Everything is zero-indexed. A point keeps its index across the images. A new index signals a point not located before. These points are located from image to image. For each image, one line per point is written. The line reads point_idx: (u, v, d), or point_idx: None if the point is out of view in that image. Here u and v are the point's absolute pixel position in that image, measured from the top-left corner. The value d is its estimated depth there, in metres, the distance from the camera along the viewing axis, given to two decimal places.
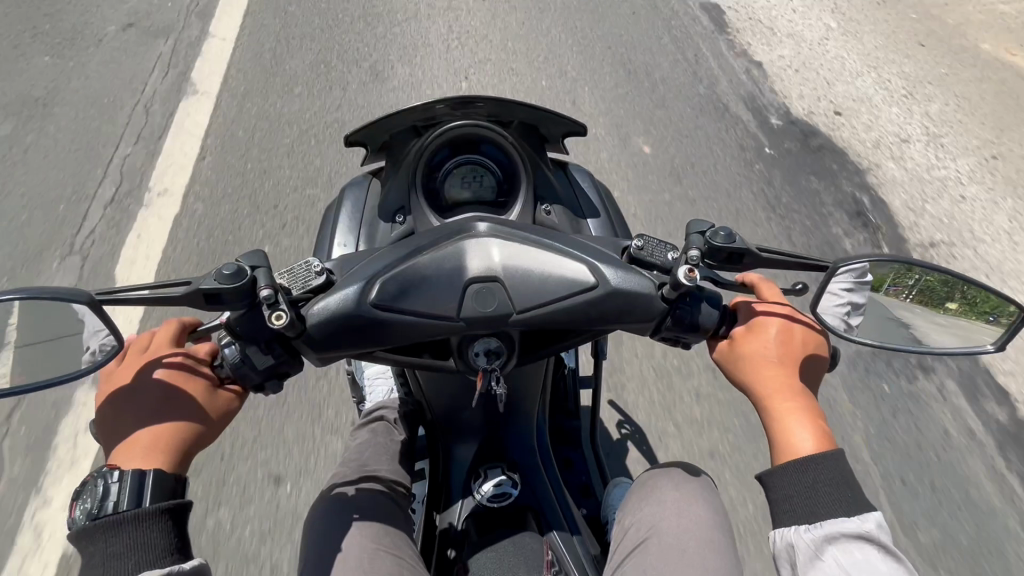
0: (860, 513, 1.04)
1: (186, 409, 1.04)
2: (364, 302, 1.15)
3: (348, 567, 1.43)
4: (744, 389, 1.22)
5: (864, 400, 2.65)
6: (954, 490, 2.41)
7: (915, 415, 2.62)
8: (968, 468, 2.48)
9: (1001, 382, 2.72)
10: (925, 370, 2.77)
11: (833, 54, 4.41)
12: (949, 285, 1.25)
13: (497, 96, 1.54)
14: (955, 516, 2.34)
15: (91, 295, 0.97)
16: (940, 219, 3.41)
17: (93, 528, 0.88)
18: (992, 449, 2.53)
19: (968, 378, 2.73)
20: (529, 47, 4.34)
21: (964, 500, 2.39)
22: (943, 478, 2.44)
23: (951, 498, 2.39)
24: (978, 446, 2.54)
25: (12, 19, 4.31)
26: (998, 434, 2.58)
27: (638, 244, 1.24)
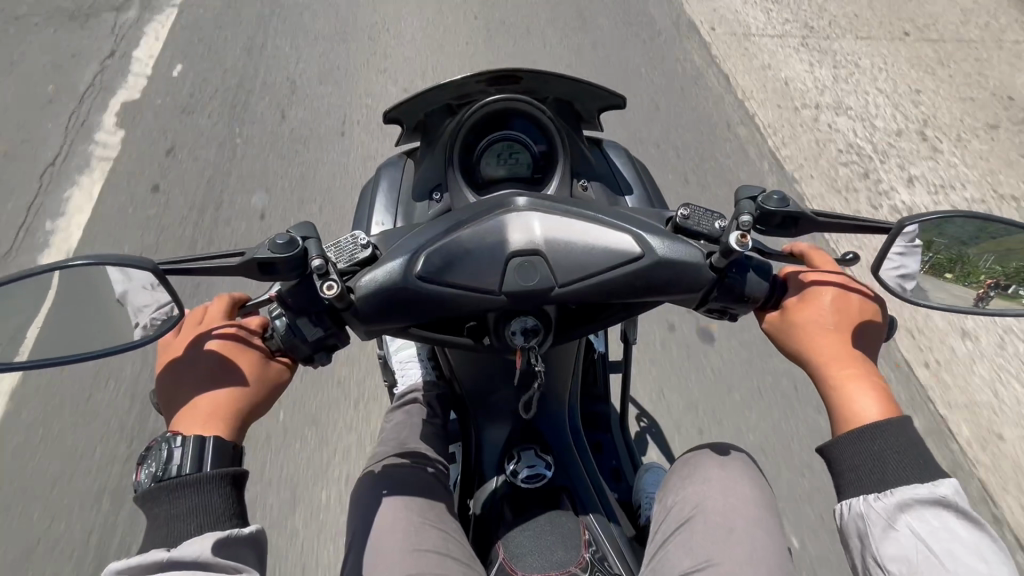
0: (931, 480, 1.01)
1: (239, 380, 1.06)
2: (410, 274, 1.15)
3: (390, 539, 1.44)
4: (796, 361, 1.19)
5: (894, 386, 2.65)
6: (982, 474, 2.42)
7: (944, 401, 2.62)
8: (997, 454, 2.48)
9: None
10: (952, 356, 2.75)
11: (864, 29, 4.28)
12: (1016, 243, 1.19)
13: (533, 71, 1.53)
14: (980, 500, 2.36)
15: (155, 264, 0.99)
16: (973, 201, 3.33)
17: (158, 489, 0.90)
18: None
19: (999, 364, 2.71)
20: (550, 24, 4.25)
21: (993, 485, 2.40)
22: (969, 463, 2.46)
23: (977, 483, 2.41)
24: (1007, 432, 2.53)
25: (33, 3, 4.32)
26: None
27: (684, 213, 1.21)
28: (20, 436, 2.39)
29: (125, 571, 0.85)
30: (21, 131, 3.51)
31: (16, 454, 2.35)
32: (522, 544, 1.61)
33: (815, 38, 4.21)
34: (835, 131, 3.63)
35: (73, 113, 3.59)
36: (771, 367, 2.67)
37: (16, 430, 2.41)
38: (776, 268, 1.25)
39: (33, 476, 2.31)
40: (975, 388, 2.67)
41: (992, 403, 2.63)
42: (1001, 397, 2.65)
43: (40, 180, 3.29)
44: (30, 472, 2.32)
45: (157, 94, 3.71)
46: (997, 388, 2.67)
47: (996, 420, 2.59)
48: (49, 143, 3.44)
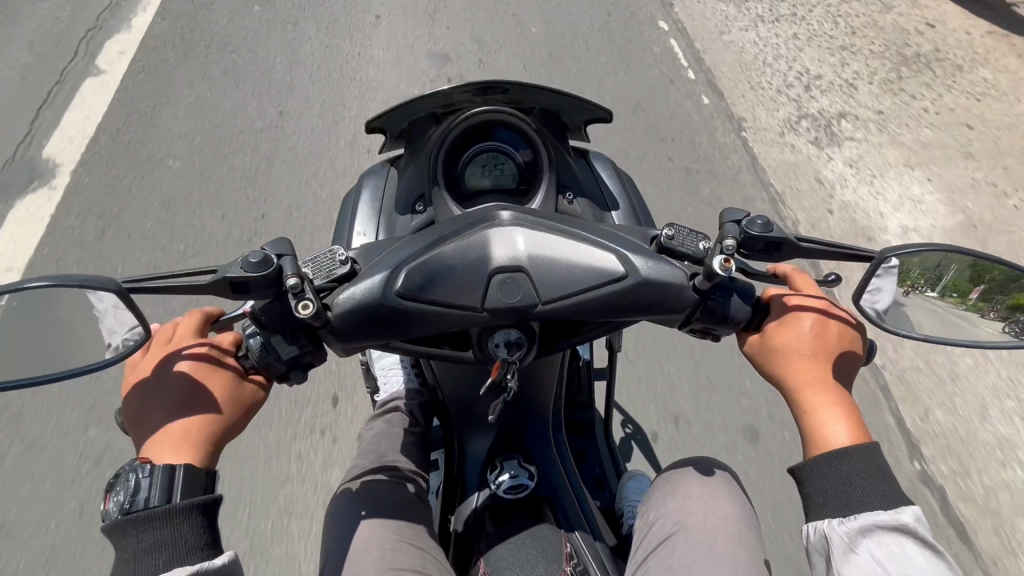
0: (895, 508, 1.01)
1: (211, 401, 1.02)
2: (390, 290, 1.13)
3: (367, 559, 1.42)
4: (775, 382, 1.19)
5: (873, 396, 2.70)
6: (957, 483, 2.48)
7: (921, 410, 2.67)
8: (974, 461, 2.53)
9: (1003, 377, 2.78)
10: (930, 365, 2.81)
11: (845, 45, 4.40)
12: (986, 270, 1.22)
13: (520, 82, 1.51)
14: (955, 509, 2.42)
15: (119, 283, 0.95)
16: (950, 213, 3.43)
17: (126, 523, 0.86)
18: (997, 444, 2.58)
19: (973, 373, 2.79)
20: (541, 34, 4.28)
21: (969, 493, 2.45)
22: (946, 470, 2.51)
23: (953, 491, 2.46)
24: (983, 441, 2.59)
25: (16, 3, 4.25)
26: (1001, 428, 2.63)
27: (668, 233, 1.21)
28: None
29: None
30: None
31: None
32: (502, 557, 1.59)
33: (801, 52, 4.28)
34: (817, 146, 3.70)
35: (54, 112, 3.53)
36: (752, 378, 2.70)
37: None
38: (759, 289, 1.24)
39: (5, 484, 2.25)
40: (955, 401, 2.69)
41: (971, 417, 2.66)
42: (979, 412, 2.68)
43: (19, 180, 3.22)
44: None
45: (143, 96, 3.69)
46: (975, 402, 2.70)
47: (975, 435, 2.61)
48: (26, 142, 3.37)
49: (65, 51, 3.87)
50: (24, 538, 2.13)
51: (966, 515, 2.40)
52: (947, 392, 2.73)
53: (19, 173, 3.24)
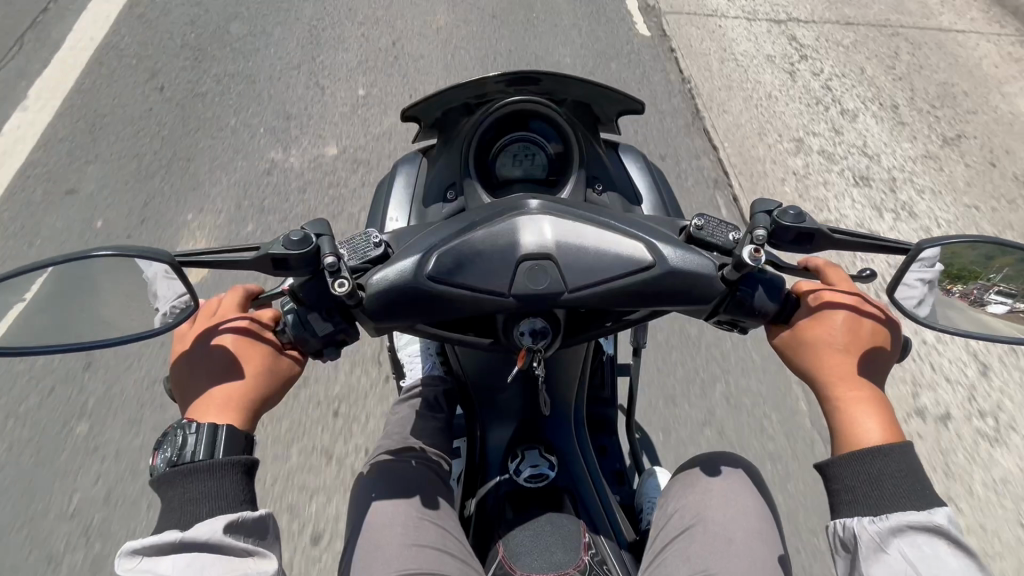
0: (925, 508, 0.99)
1: (252, 372, 1.08)
2: (421, 274, 1.16)
3: (390, 534, 1.46)
4: (805, 376, 1.18)
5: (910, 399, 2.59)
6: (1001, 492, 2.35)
7: (961, 415, 2.55)
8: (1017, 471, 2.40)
9: None
10: (970, 370, 2.69)
11: (883, 43, 4.27)
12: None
13: (553, 72, 1.52)
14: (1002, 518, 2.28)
15: (174, 256, 1.02)
16: (992, 216, 3.29)
17: (172, 475, 0.93)
18: None
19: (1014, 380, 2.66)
20: (571, 26, 4.25)
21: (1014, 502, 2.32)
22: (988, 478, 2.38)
23: (997, 499, 2.33)
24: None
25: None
26: None
27: (697, 224, 1.20)
28: (31, 417, 2.46)
29: (140, 550, 0.88)
30: (45, 116, 3.60)
31: (26, 434, 2.41)
32: (521, 544, 1.62)
33: (829, 52, 4.21)
34: (847, 146, 3.61)
35: (95, 101, 3.68)
36: (778, 379, 2.64)
37: (27, 411, 2.47)
38: (789, 283, 1.23)
39: (49, 450, 2.38)
40: (996, 409, 2.58)
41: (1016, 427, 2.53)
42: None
43: (67, 165, 3.37)
44: (46, 448, 2.38)
45: (176, 87, 3.81)
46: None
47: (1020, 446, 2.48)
48: (75, 129, 3.54)
49: (105, 44, 4.04)
50: (67, 502, 2.25)
51: (1015, 528, 2.26)
52: (987, 399, 2.61)
53: (67, 158, 3.40)
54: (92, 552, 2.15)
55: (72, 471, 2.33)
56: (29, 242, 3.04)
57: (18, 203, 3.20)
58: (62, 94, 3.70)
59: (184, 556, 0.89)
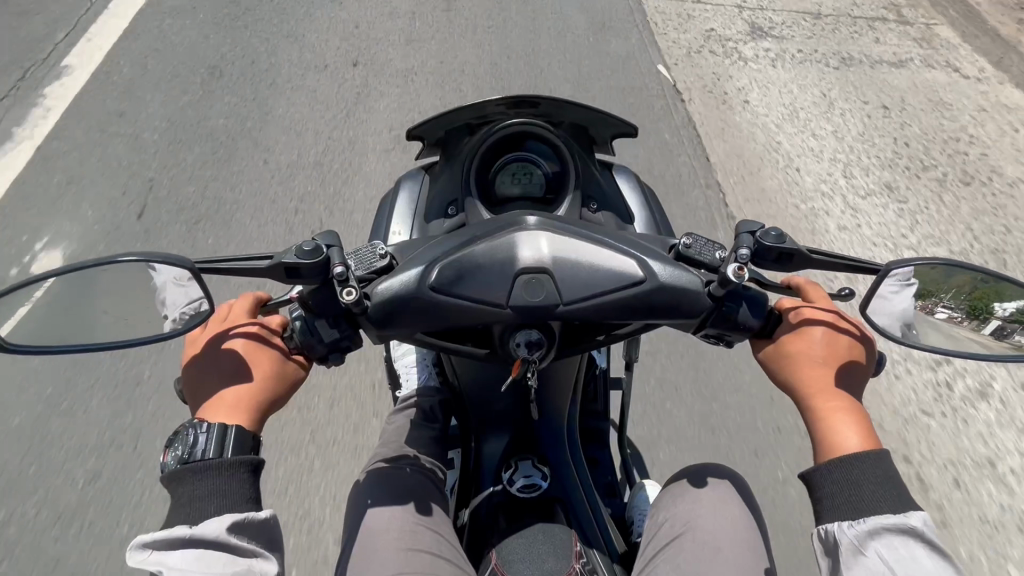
0: (902, 511, 1.04)
1: (260, 376, 1.13)
2: (424, 285, 1.22)
3: (386, 540, 1.49)
4: (788, 388, 1.24)
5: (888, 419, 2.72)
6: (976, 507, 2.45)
7: (938, 434, 2.68)
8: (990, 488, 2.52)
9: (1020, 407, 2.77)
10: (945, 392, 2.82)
11: (864, 75, 4.48)
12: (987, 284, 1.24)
13: (552, 96, 1.61)
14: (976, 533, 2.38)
15: (193, 263, 1.08)
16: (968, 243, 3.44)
17: (182, 472, 0.97)
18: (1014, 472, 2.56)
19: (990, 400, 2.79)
20: (570, 49, 4.40)
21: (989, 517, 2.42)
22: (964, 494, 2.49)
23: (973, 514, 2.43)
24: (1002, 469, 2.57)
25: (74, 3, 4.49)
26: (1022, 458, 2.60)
27: (686, 242, 1.28)
28: (27, 420, 2.46)
29: (150, 544, 0.92)
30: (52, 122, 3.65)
31: (19, 440, 2.41)
32: (514, 550, 1.63)
33: (815, 81, 4.39)
34: (831, 172, 3.76)
35: (99, 110, 3.74)
36: (767, 395, 2.70)
37: (23, 415, 2.47)
38: (772, 300, 1.30)
39: (43, 453, 2.38)
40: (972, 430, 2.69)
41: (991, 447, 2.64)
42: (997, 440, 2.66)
43: (72, 171, 3.43)
44: (40, 451, 2.38)
45: (182, 98, 3.88)
46: (998, 433, 2.68)
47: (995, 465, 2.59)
48: (82, 136, 3.59)
49: (111, 54, 4.11)
50: (61, 506, 2.25)
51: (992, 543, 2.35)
52: (963, 418, 2.73)
53: (71, 164, 3.45)
54: (83, 560, 2.14)
55: (66, 475, 2.33)
56: (32, 249, 3.07)
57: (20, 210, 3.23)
58: (70, 102, 3.77)
59: (193, 551, 0.92)
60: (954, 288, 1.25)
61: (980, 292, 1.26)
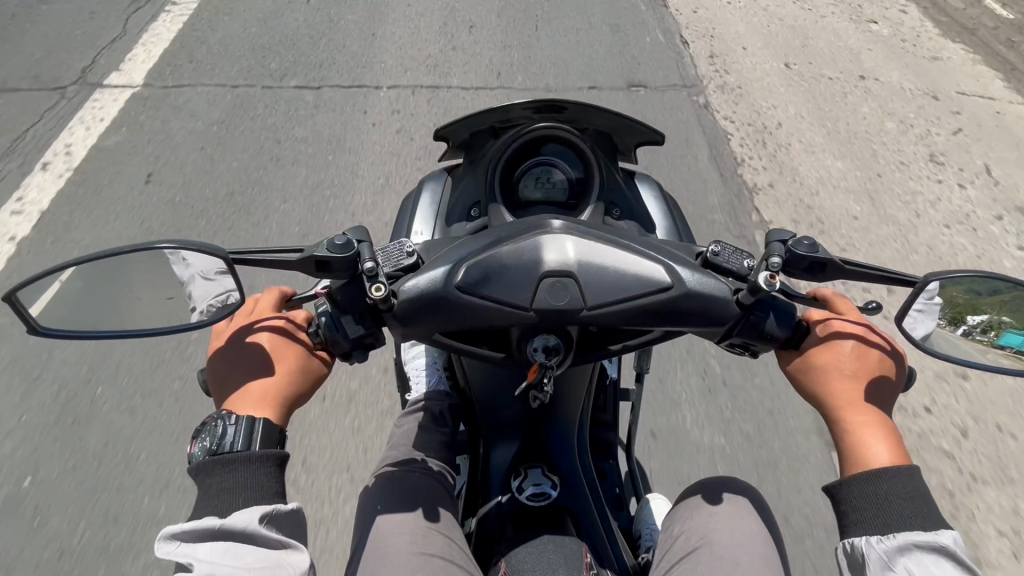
0: (934, 529, 1.02)
1: (286, 370, 1.12)
2: (449, 284, 1.22)
3: (401, 543, 1.47)
4: (814, 401, 1.23)
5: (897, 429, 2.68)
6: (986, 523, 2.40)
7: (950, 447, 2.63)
8: (1001, 503, 2.46)
9: None
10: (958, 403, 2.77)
11: (885, 80, 4.43)
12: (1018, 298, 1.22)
13: (578, 101, 1.62)
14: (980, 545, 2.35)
15: (225, 253, 1.08)
16: (992, 251, 3.36)
17: (211, 463, 0.96)
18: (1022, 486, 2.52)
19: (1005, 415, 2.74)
20: (587, 58, 4.43)
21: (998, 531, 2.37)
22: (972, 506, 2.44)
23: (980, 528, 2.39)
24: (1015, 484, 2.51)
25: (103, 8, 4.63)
26: None
27: (714, 249, 1.27)
28: (34, 409, 2.44)
29: (179, 535, 0.91)
30: (75, 118, 3.72)
31: (28, 429, 2.39)
32: (524, 560, 1.59)
33: (834, 88, 4.35)
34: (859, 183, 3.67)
35: (126, 107, 3.80)
36: (781, 411, 2.66)
37: (31, 404, 2.46)
38: (800, 311, 1.28)
39: (49, 443, 2.36)
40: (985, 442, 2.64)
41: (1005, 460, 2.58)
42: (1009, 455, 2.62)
43: (92, 164, 3.46)
44: (46, 439, 2.37)
45: (206, 97, 3.94)
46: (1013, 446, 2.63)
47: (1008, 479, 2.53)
48: (103, 132, 3.64)
49: (143, 56, 4.20)
50: (65, 497, 2.23)
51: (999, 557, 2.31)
52: (976, 431, 2.68)
53: (91, 158, 3.49)
54: (87, 552, 2.11)
55: (70, 465, 2.30)
56: (51, 239, 3.09)
57: (42, 200, 3.26)
58: (94, 99, 3.85)
59: (220, 542, 0.91)
60: (983, 302, 1.23)
61: (1011, 306, 1.23)
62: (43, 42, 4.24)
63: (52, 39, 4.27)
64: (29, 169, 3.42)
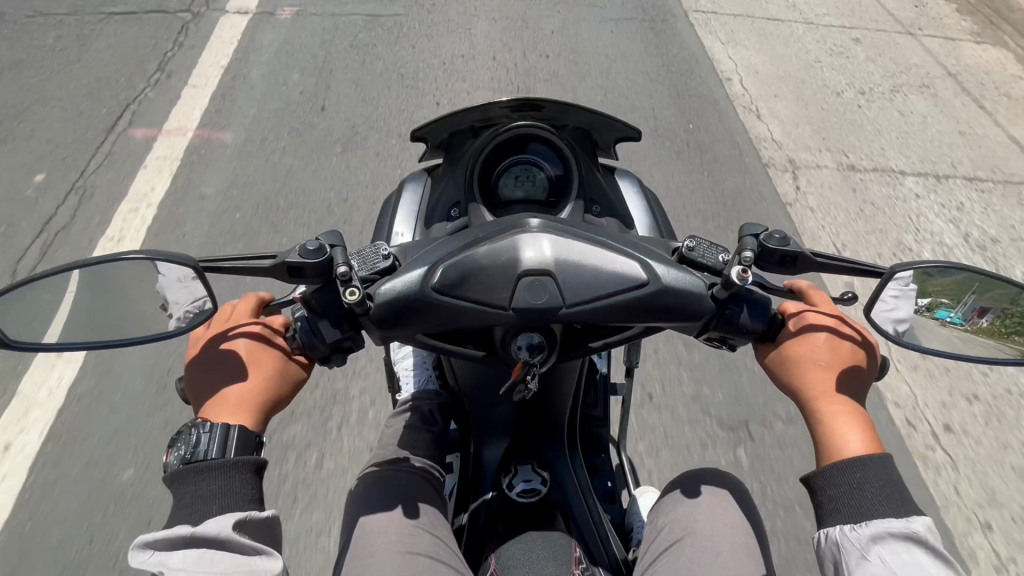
0: (906, 515, 1.03)
1: (263, 376, 1.12)
2: (426, 286, 1.22)
3: (385, 543, 1.48)
4: (791, 392, 1.24)
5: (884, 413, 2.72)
6: (967, 503, 2.46)
7: (932, 430, 2.69)
8: (982, 484, 2.52)
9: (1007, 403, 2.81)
10: (938, 389, 2.84)
11: (857, 89, 4.64)
12: (986, 284, 1.23)
13: (555, 100, 1.63)
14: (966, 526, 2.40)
15: (196, 261, 1.08)
16: (956, 251, 3.55)
17: (185, 472, 0.96)
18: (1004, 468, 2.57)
19: (985, 399, 2.82)
20: (576, 58, 4.49)
21: (978, 512, 2.44)
22: (956, 490, 2.50)
23: (962, 509, 2.44)
24: (995, 466, 2.58)
25: (91, 12, 4.61)
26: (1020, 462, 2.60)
27: (689, 244, 1.28)
28: (35, 421, 2.51)
29: (151, 544, 0.91)
30: (65, 125, 3.73)
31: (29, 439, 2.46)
32: (513, 555, 1.60)
33: (808, 92, 4.53)
34: (840, 191, 3.79)
35: (116, 114, 3.80)
36: (770, 404, 2.69)
37: (32, 415, 2.53)
38: (776, 304, 1.29)
39: (51, 452, 2.43)
40: (964, 426, 2.71)
41: (983, 442, 2.65)
42: (991, 436, 2.68)
43: (81, 171, 3.47)
44: (48, 450, 2.44)
45: (199, 98, 3.92)
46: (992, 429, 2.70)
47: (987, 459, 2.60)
48: (92, 139, 3.65)
49: (138, 57, 4.20)
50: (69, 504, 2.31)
51: (980, 536, 2.37)
52: (957, 415, 2.75)
53: (81, 165, 3.50)
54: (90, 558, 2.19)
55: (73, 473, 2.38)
56: (41, 248, 3.11)
57: (36, 208, 3.28)
58: (82, 106, 3.85)
59: (195, 551, 0.92)
60: (956, 289, 1.24)
61: (981, 292, 1.25)
62: (41, 48, 4.27)
63: (50, 44, 4.30)
64: (24, 177, 3.44)
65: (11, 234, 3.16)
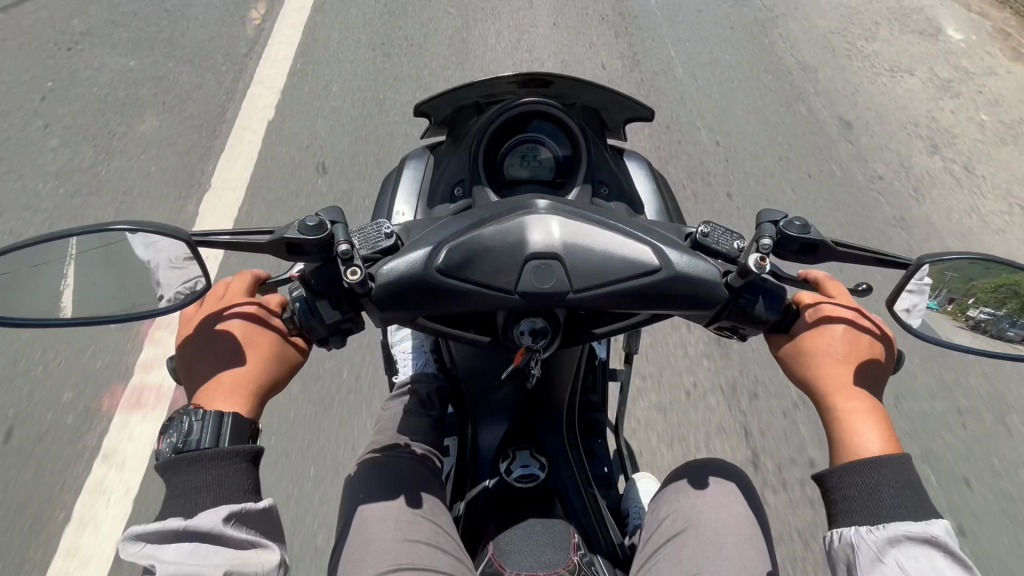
0: (921, 518, 1.02)
1: (260, 357, 1.08)
2: (431, 266, 1.17)
3: (384, 530, 1.46)
4: (803, 384, 1.21)
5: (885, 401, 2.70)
6: (965, 491, 2.46)
7: (935, 418, 2.65)
8: (982, 471, 2.51)
9: (1014, 389, 2.76)
10: (946, 375, 2.78)
11: (886, 46, 4.35)
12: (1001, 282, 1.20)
13: (565, 75, 1.55)
14: (963, 514, 2.40)
15: (188, 235, 1.03)
16: (983, 220, 3.36)
17: (177, 461, 0.92)
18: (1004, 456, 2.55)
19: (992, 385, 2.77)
20: (583, 33, 4.35)
21: (977, 499, 2.43)
22: (955, 478, 2.49)
23: (961, 497, 2.44)
24: (996, 454, 2.56)
25: None
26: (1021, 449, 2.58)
27: (704, 230, 1.24)
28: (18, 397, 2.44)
29: (144, 536, 0.88)
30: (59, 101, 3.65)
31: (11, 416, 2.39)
32: (512, 542, 1.60)
33: (831, 56, 4.28)
34: (864, 163, 3.62)
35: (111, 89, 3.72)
36: (770, 396, 2.66)
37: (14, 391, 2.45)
38: (790, 294, 1.26)
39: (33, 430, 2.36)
40: (967, 413, 2.68)
41: (985, 430, 2.64)
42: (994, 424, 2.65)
43: (75, 147, 3.40)
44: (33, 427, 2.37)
45: (193, 72, 3.82)
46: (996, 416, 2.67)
47: (988, 447, 2.58)
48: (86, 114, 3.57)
49: (130, 34, 4.10)
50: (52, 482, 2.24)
51: (976, 524, 2.37)
52: (962, 402, 2.71)
53: (73, 141, 3.43)
54: None
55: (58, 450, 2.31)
56: (34, 224, 3.05)
57: (26, 189, 3.22)
58: (76, 80, 3.77)
59: (188, 544, 0.88)
60: (969, 284, 1.21)
61: (996, 289, 1.22)
62: (31, 22, 4.14)
63: (38, 18, 4.17)
64: (17, 152, 3.38)
65: (2, 216, 3.10)
